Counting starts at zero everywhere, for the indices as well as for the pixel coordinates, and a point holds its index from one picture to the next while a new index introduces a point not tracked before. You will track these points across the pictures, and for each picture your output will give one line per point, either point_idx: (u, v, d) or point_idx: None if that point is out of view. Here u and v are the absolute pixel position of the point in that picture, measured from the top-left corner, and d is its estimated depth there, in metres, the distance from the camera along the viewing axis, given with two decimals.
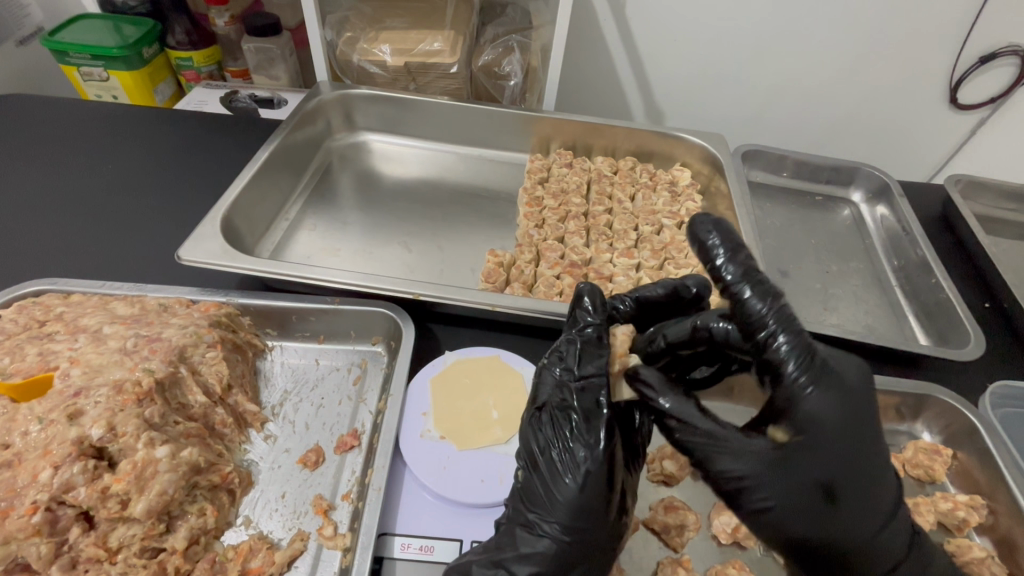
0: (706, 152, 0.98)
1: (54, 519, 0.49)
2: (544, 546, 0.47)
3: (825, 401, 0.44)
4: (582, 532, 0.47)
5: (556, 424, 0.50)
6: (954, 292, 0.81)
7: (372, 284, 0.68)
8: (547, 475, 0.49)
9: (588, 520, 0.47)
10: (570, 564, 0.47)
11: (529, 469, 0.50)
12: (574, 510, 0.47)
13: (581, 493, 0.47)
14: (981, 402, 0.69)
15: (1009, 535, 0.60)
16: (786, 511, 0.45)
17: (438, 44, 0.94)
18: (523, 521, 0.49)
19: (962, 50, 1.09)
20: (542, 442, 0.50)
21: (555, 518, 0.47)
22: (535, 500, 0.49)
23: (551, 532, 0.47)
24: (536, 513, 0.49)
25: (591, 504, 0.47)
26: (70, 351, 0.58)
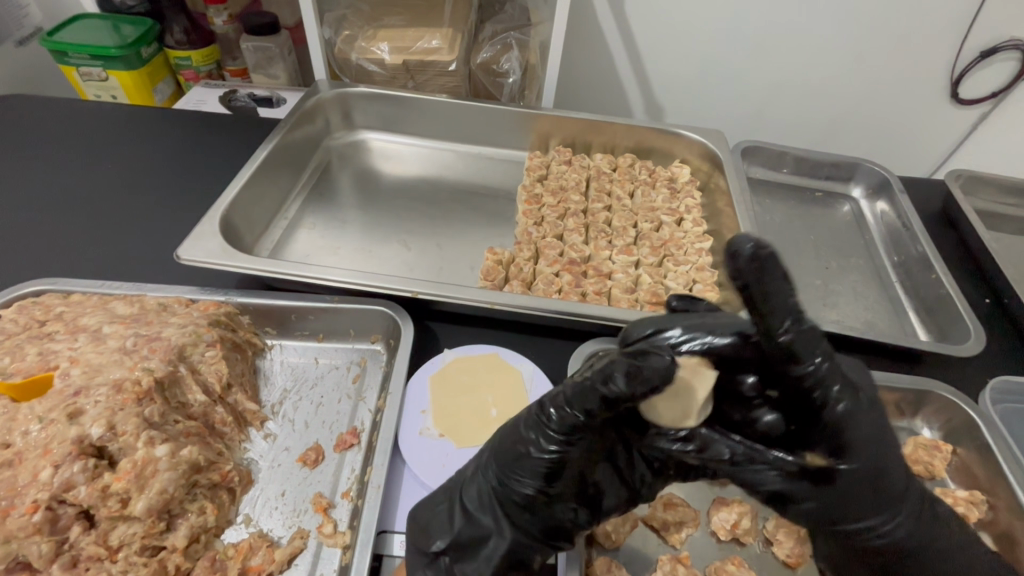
0: (706, 148, 0.97)
1: (54, 518, 0.49)
2: (462, 513, 0.49)
3: (886, 449, 0.46)
4: (514, 497, 0.47)
5: (549, 407, 0.47)
6: (954, 287, 0.81)
7: (370, 282, 0.68)
8: (505, 445, 0.49)
9: (521, 489, 0.47)
10: (493, 515, 0.48)
11: (500, 437, 0.50)
12: (501, 488, 0.48)
13: (514, 480, 0.47)
14: (981, 397, 0.69)
15: (1008, 530, 0.59)
16: (916, 540, 0.48)
17: (435, 42, 0.94)
18: (462, 481, 0.51)
19: (963, 44, 1.08)
20: (532, 430, 0.47)
21: (482, 495, 0.49)
22: (482, 464, 0.50)
23: (488, 487, 0.49)
24: (475, 478, 0.50)
25: (529, 474, 0.47)
26: (70, 351, 0.58)
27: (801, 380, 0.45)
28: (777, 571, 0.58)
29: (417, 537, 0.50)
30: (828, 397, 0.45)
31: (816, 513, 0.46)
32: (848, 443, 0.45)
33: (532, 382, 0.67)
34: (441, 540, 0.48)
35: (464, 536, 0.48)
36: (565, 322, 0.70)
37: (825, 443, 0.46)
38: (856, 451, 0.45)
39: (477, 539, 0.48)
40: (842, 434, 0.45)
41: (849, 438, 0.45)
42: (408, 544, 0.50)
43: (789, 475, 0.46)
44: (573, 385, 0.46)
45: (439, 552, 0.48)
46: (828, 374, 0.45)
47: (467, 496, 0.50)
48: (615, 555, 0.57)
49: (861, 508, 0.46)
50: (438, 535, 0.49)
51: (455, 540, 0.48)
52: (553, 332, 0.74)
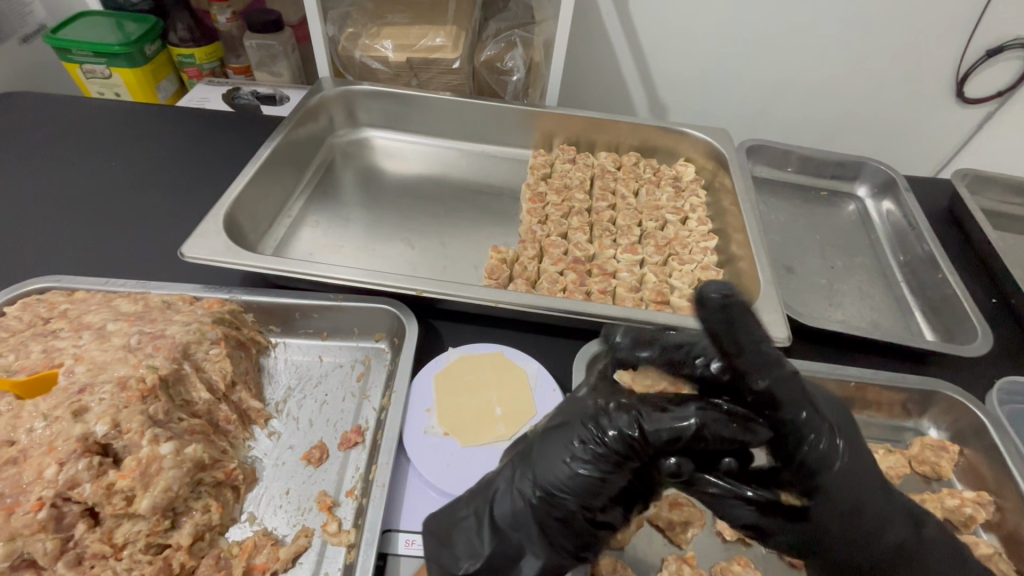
0: (711, 146, 0.97)
1: (59, 515, 0.49)
2: (493, 527, 0.48)
3: (863, 478, 0.46)
4: (550, 513, 0.46)
5: (602, 432, 0.46)
6: (961, 287, 0.80)
7: (374, 280, 0.68)
8: (546, 464, 0.47)
9: (559, 505, 0.46)
10: (526, 530, 0.47)
11: (539, 454, 0.48)
12: (540, 510, 0.46)
13: (554, 503, 0.46)
14: (988, 397, 0.68)
15: (1016, 531, 0.59)
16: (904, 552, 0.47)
17: (439, 39, 0.93)
18: (492, 496, 0.49)
19: (970, 42, 1.07)
20: (577, 443, 0.47)
21: (517, 514, 0.47)
22: (517, 481, 0.48)
23: (521, 502, 0.47)
24: (507, 495, 0.48)
25: (570, 488, 0.46)
26: (75, 348, 0.58)
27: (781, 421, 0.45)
28: (783, 571, 0.57)
29: (439, 554, 0.50)
30: (809, 437, 0.44)
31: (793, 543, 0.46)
32: (825, 481, 0.44)
33: (537, 381, 0.67)
34: (472, 562, 0.48)
35: (495, 559, 0.47)
36: (569, 321, 0.70)
37: (801, 485, 0.45)
38: (840, 483, 0.45)
39: (506, 560, 0.47)
40: (820, 476, 0.44)
41: (829, 477, 0.44)
42: (431, 562, 0.50)
43: (762, 513, 0.46)
44: (627, 419, 0.46)
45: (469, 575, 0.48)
46: (806, 422, 0.44)
47: (499, 513, 0.48)
48: (620, 555, 0.57)
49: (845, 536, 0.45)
50: (468, 557, 0.48)
51: (488, 563, 0.47)
52: (557, 330, 0.74)
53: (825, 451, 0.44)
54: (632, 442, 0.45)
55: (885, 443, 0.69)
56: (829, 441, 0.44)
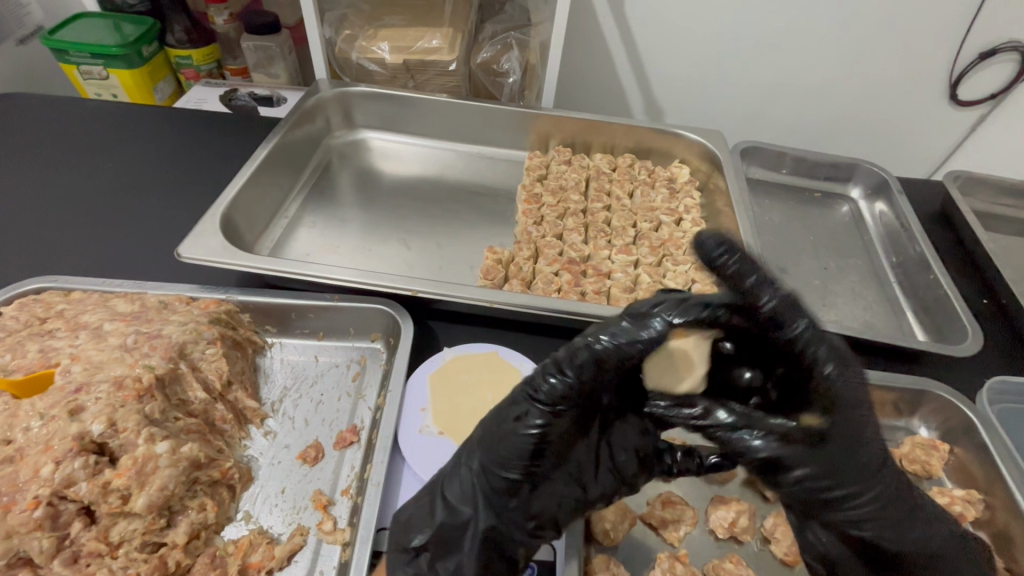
0: (706, 148, 0.98)
1: (56, 513, 0.49)
2: (444, 501, 0.49)
3: (864, 417, 0.46)
4: (498, 481, 0.47)
5: (535, 394, 0.48)
6: (952, 287, 0.81)
7: (370, 280, 0.68)
8: (489, 435, 0.48)
9: (504, 472, 0.47)
10: (478, 501, 0.48)
11: (484, 428, 0.49)
12: (485, 479, 0.48)
13: (498, 471, 0.47)
14: (979, 397, 0.69)
15: (1006, 529, 0.60)
16: (893, 511, 0.46)
17: (436, 42, 0.94)
18: (443, 475, 0.51)
19: (962, 45, 1.09)
20: (518, 409, 0.48)
21: (465, 488, 0.48)
22: (466, 457, 0.50)
23: (469, 474, 0.49)
24: (457, 472, 0.50)
25: (512, 454, 0.47)
26: (71, 348, 0.59)
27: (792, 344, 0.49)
28: (775, 570, 0.58)
29: (396, 532, 0.50)
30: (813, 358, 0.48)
31: (812, 480, 0.44)
32: None
33: None
34: (424, 533, 0.48)
35: (448, 533, 0.48)
36: (564, 321, 0.71)
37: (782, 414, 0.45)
38: (844, 409, 0.46)
39: (457, 533, 0.48)
40: None
41: (834, 395, 0.46)
42: (387, 538, 0.51)
43: (782, 440, 0.45)
44: (566, 372, 0.47)
45: (422, 547, 0.49)
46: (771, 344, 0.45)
47: (449, 490, 0.49)
48: (614, 553, 0.57)
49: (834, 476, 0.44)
50: (422, 530, 0.49)
51: (438, 533, 0.48)
52: (552, 330, 0.74)
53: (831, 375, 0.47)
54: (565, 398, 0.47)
55: None
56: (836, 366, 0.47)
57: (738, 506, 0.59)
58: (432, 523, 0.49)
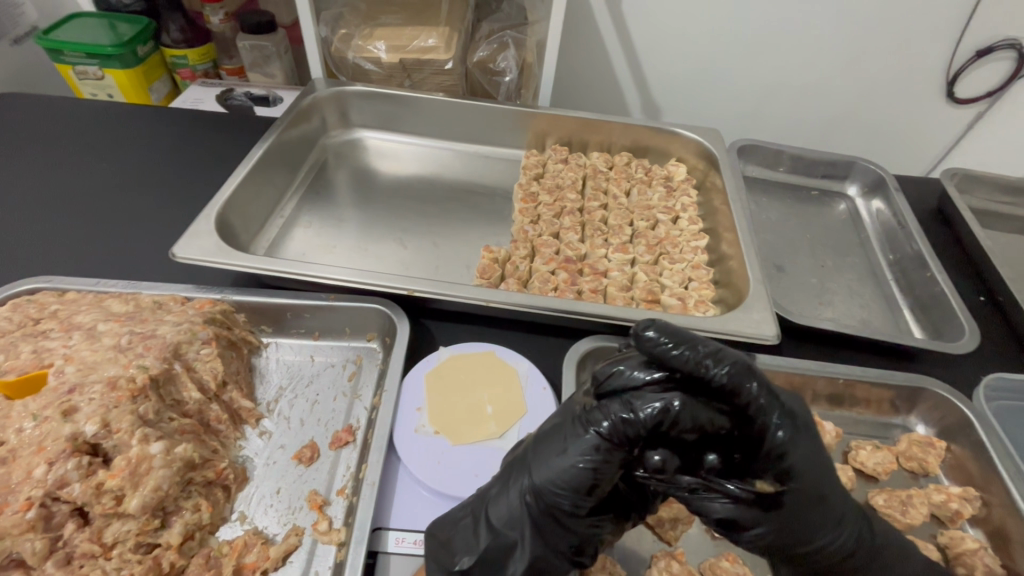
0: (702, 146, 0.98)
1: (49, 515, 0.49)
2: (488, 526, 0.48)
3: (820, 476, 0.46)
4: (545, 511, 0.46)
5: (595, 421, 0.45)
6: (949, 285, 0.81)
7: (366, 280, 0.68)
8: (540, 461, 0.47)
9: (554, 503, 0.46)
10: (523, 530, 0.47)
11: (535, 455, 0.47)
12: (534, 508, 0.46)
13: (546, 501, 0.46)
14: (976, 394, 0.69)
15: (1002, 526, 0.60)
16: (856, 550, 0.50)
17: (432, 40, 0.94)
18: (487, 499, 0.50)
19: (959, 43, 1.09)
20: (570, 437, 0.46)
21: (512, 514, 0.48)
22: (512, 481, 0.48)
23: (516, 501, 0.47)
24: (503, 496, 0.49)
25: (565, 487, 0.45)
26: (65, 349, 0.58)
27: (745, 407, 0.43)
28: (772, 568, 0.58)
29: (436, 551, 0.51)
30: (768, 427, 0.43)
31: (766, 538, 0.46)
32: (792, 467, 0.44)
33: (528, 380, 0.67)
34: (467, 558, 0.49)
35: (489, 554, 0.48)
36: (560, 320, 0.70)
37: (773, 471, 0.44)
38: (798, 476, 0.44)
39: (502, 555, 0.48)
40: (786, 462, 0.44)
41: (791, 462, 0.44)
42: (430, 561, 0.51)
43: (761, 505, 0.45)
44: (620, 405, 0.45)
45: (464, 571, 0.49)
46: (765, 404, 0.43)
47: (495, 514, 0.48)
48: (611, 552, 0.57)
49: (808, 528, 0.46)
50: (465, 554, 0.49)
51: (482, 558, 0.48)
52: (548, 329, 0.74)
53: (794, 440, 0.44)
54: (624, 438, 0.44)
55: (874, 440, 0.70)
56: (789, 429, 0.43)
57: None
58: (476, 549, 0.48)
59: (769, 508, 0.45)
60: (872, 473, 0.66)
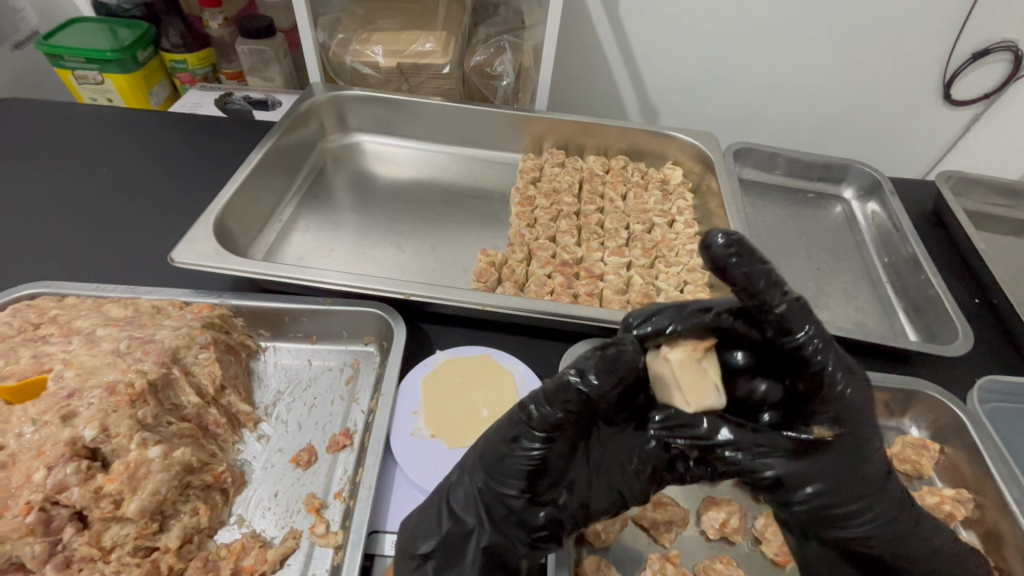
0: (698, 150, 0.98)
1: (48, 519, 0.49)
2: (447, 511, 0.50)
3: (870, 426, 0.47)
4: (496, 490, 0.48)
5: (530, 408, 0.48)
6: (943, 287, 0.82)
7: (362, 284, 0.69)
8: (488, 446, 0.49)
9: (503, 482, 0.48)
10: (478, 511, 0.49)
11: (483, 442, 0.50)
12: (485, 489, 0.48)
13: (499, 483, 0.48)
14: (969, 397, 0.70)
15: (995, 528, 0.60)
16: (901, 521, 0.49)
17: (429, 45, 0.95)
18: (447, 486, 0.51)
19: (955, 46, 1.09)
20: (511, 423, 0.49)
21: (467, 497, 0.49)
22: (466, 467, 0.51)
23: (470, 484, 0.50)
24: (461, 482, 0.50)
25: (511, 465, 0.47)
26: (64, 353, 0.59)
27: (799, 350, 0.46)
28: (765, 570, 0.58)
29: (404, 540, 0.50)
30: (824, 370, 0.45)
31: (818, 498, 0.46)
32: (842, 415, 0.46)
33: (524, 383, 0.67)
34: (428, 542, 0.49)
35: (450, 537, 0.49)
36: (555, 323, 0.71)
37: (824, 419, 0.46)
38: (851, 423, 0.46)
39: (461, 541, 0.49)
40: (840, 409, 0.46)
41: (845, 411, 0.46)
42: (398, 550, 0.50)
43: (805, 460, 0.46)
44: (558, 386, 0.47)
45: (426, 555, 0.49)
46: (821, 348, 0.46)
47: (455, 500, 0.50)
48: (605, 554, 0.58)
49: (859, 486, 0.47)
50: (426, 538, 0.49)
51: (443, 542, 0.48)
52: (544, 332, 0.74)
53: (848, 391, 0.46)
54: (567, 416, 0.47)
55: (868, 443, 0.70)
56: (848, 380, 0.46)
57: (729, 508, 0.59)
58: (436, 534, 0.49)
59: (820, 460, 0.46)
60: None
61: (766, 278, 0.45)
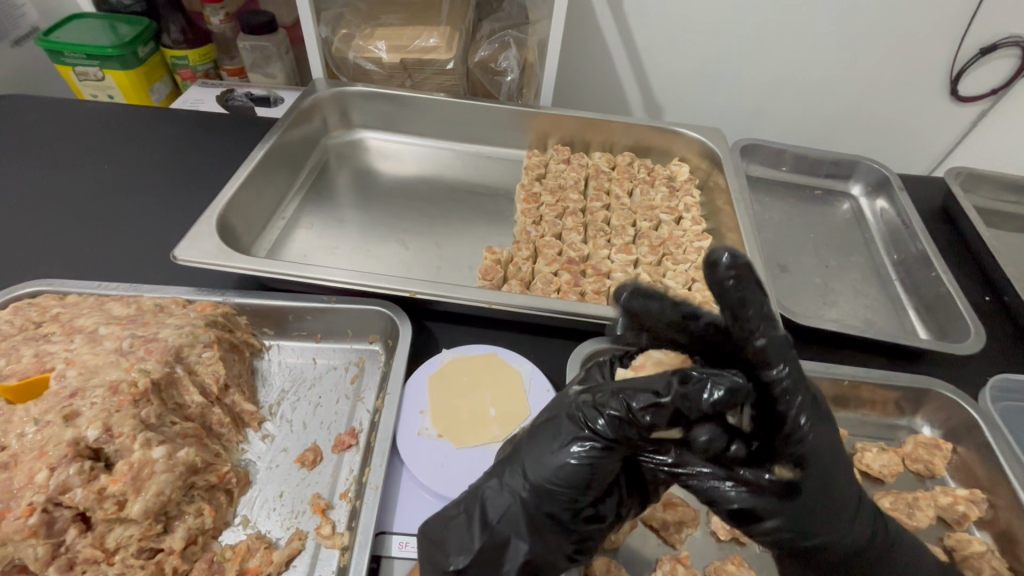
0: (705, 146, 0.97)
1: (51, 521, 0.49)
2: (483, 524, 0.47)
3: (837, 465, 0.46)
4: (542, 507, 0.46)
5: (590, 420, 0.45)
6: (954, 285, 0.81)
7: (368, 282, 0.68)
8: (535, 457, 0.47)
9: (550, 499, 0.46)
10: (519, 528, 0.46)
11: (530, 452, 0.47)
12: (531, 504, 0.46)
13: (544, 498, 0.46)
14: (982, 395, 0.69)
15: (1009, 528, 0.59)
16: (871, 547, 0.49)
17: (433, 40, 0.93)
18: (482, 495, 0.48)
19: (963, 41, 1.08)
20: (565, 434, 0.46)
21: (510, 511, 0.47)
22: (507, 479, 0.48)
23: (510, 497, 0.47)
24: (498, 494, 0.48)
25: (564, 481, 0.45)
26: (66, 352, 0.58)
27: (769, 387, 0.45)
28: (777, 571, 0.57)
29: (431, 552, 0.49)
30: (792, 410, 0.45)
31: (780, 532, 0.46)
32: (806, 453, 0.45)
33: (532, 382, 0.67)
34: (462, 558, 0.47)
35: (486, 553, 0.46)
36: (563, 321, 0.70)
37: (788, 456, 0.46)
38: (817, 464, 0.45)
39: (496, 555, 0.47)
40: (803, 447, 0.45)
41: (808, 450, 0.45)
42: (423, 560, 0.50)
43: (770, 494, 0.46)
44: (616, 401, 0.45)
45: (459, 570, 0.47)
46: (790, 386, 0.45)
47: (491, 511, 0.47)
48: (615, 555, 0.57)
49: (825, 520, 0.46)
50: (460, 553, 0.47)
51: (479, 557, 0.46)
52: (551, 331, 0.74)
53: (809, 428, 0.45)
54: (624, 439, 0.45)
55: (879, 442, 0.69)
56: (810, 418, 0.45)
57: None
58: (471, 549, 0.47)
59: (786, 497, 0.45)
60: (878, 475, 0.65)
61: (759, 309, 0.44)
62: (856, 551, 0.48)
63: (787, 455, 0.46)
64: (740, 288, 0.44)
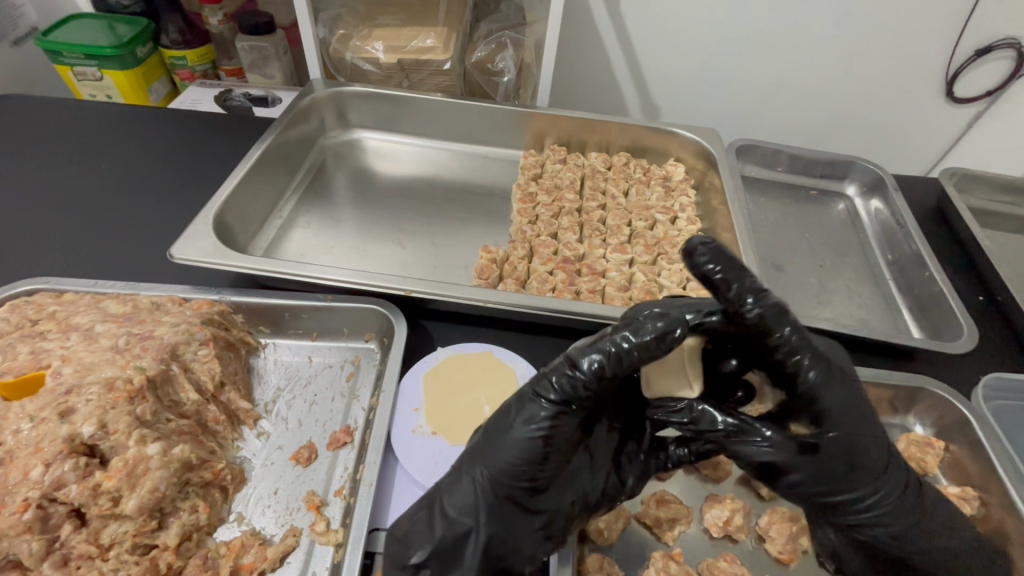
0: (701, 146, 0.97)
1: (45, 516, 0.49)
2: (444, 516, 0.48)
3: (860, 422, 0.48)
4: (501, 491, 0.48)
5: (540, 400, 0.48)
6: (948, 285, 0.81)
7: (364, 280, 0.68)
8: (491, 446, 0.48)
9: (508, 482, 0.47)
10: (480, 514, 0.48)
11: (484, 439, 0.50)
12: (488, 491, 0.48)
13: (501, 482, 0.47)
14: (974, 395, 0.69)
15: (1000, 526, 0.59)
16: (904, 509, 0.49)
17: (430, 41, 0.94)
18: (442, 488, 0.50)
19: (958, 42, 1.08)
20: (517, 418, 0.48)
21: (467, 498, 0.48)
22: (465, 468, 0.49)
23: (468, 486, 0.48)
24: (457, 484, 0.49)
25: (520, 463, 0.47)
26: (62, 350, 0.58)
27: (775, 349, 0.47)
28: (769, 569, 0.58)
29: (394, 551, 0.50)
30: (802, 366, 0.47)
31: (806, 483, 0.48)
32: (823, 408, 0.47)
33: (527, 380, 0.67)
34: (422, 551, 0.48)
35: (448, 543, 0.48)
36: (557, 320, 0.70)
37: (807, 411, 0.48)
38: (834, 418, 0.47)
39: (456, 546, 0.48)
40: (820, 401, 0.47)
41: (825, 403, 0.47)
42: (385, 558, 0.50)
43: (793, 448, 0.48)
44: (562, 378, 0.48)
45: (420, 564, 0.48)
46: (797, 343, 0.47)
47: (449, 504, 0.48)
48: (608, 552, 0.57)
49: (851, 476, 0.48)
50: (420, 546, 0.48)
51: (438, 548, 0.47)
52: (546, 329, 0.74)
53: (821, 383, 0.47)
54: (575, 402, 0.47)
55: None
56: (820, 371, 0.47)
57: (733, 506, 0.59)
58: (433, 542, 0.48)
59: (808, 452, 0.48)
60: None
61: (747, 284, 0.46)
62: (886, 515, 0.49)
63: (805, 411, 0.48)
64: (722, 269, 0.46)
